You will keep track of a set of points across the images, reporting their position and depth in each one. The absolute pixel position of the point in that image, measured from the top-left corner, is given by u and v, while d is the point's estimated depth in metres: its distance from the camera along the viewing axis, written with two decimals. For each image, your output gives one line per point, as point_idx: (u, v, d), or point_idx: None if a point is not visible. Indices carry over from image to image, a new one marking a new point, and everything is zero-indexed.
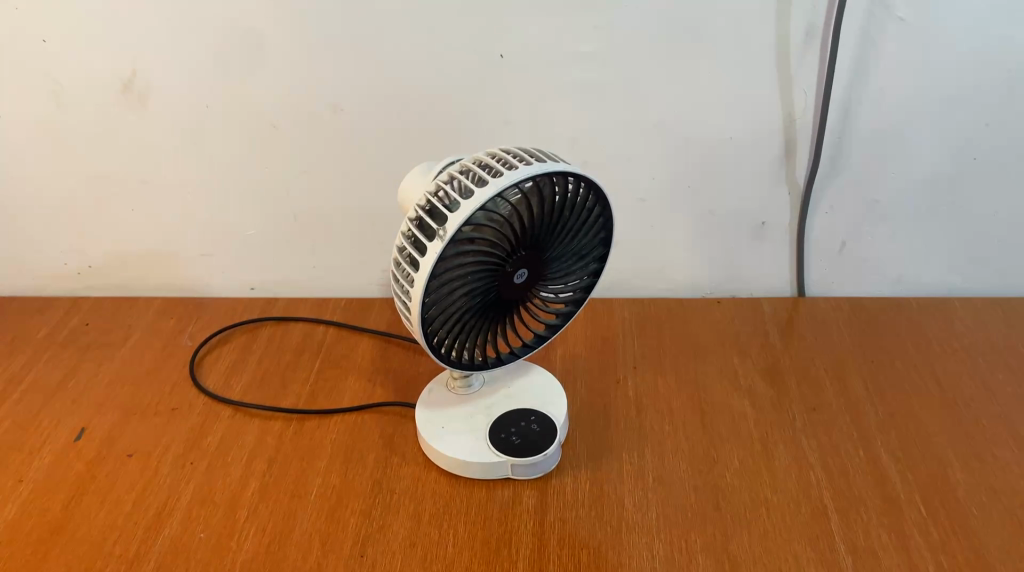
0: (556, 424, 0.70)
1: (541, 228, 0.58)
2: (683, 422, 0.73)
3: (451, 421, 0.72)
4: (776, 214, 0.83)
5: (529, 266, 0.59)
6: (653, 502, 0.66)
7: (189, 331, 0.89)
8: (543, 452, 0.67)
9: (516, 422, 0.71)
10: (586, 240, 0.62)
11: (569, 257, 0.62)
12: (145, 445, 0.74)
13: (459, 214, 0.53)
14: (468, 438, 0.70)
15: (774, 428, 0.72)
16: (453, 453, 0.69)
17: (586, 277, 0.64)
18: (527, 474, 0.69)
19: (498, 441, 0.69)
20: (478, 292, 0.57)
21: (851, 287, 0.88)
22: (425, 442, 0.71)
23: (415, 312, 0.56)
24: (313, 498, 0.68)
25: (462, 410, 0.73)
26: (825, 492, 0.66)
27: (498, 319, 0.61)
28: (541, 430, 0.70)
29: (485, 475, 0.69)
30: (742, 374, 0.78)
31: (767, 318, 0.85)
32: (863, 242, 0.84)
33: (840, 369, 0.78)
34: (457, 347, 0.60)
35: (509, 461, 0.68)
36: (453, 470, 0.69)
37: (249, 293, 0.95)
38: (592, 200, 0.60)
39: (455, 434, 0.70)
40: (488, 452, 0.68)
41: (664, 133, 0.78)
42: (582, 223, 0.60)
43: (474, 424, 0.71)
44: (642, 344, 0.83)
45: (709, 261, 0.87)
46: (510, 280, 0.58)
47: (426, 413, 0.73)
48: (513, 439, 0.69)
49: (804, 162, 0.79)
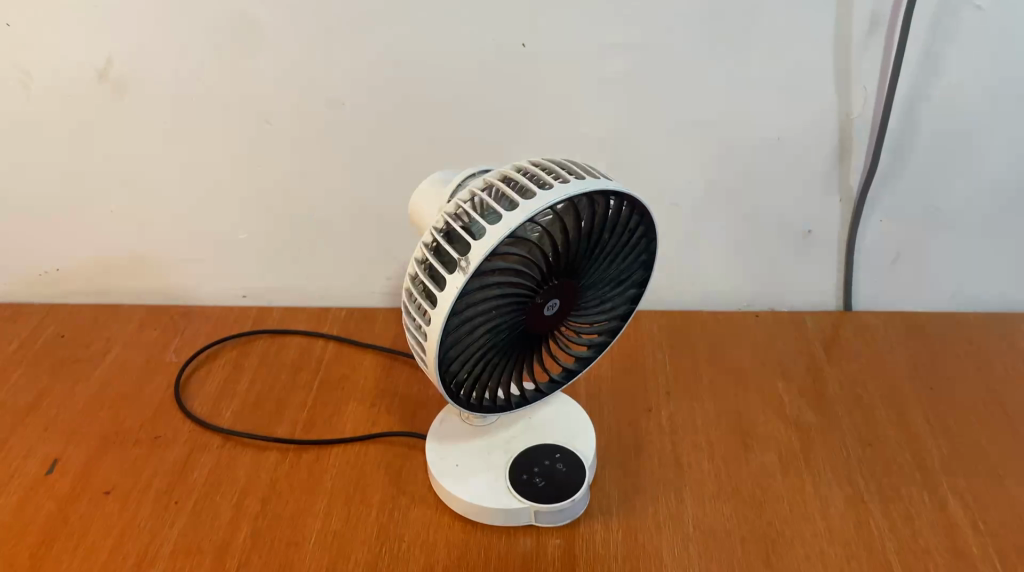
0: (584, 463, 0.63)
1: (577, 253, 0.49)
2: (724, 458, 0.66)
3: (466, 458, 0.64)
4: (825, 223, 0.75)
5: (561, 297, 0.51)
6: (695, 556, 0.59)
7: (174, 345, 0.81)
8: (572, 499, 0.60)
9: (540, 460, 0.63)
10: (626, 264, 0.53)
11: (606, 283, 0.54)
12: (124, 480, 0.67)
13: (485, 242, 0.45)
14: (487, 479, 0.62)
15: (827, 466, 0.65)
16: (470, 497, 0.61)
17: (624, 304, 0.56)
18: (553, 520, 0.61)
19: (521, 484, 0.61)
20: (504, 327, 0.49)
21: (902, 301, 0.80)
22: (437, 483, 0.63)
23: (432, 355, 0.47)
24: (313, 546, 0.61)
25: (478, 445, 0.65)
26: (889, 546, 0.59)
27: (525, 355, 0.53)
28: (567, 471, 0.62)
29: (505, 521, 0.61)
30: (788, 402, 0.71)
31: (811, 335, 0.78)
32: (920, 253, 0.76)
33: (896, 396, 0.70)
34: (479, 390, 0.52)
35: (534, 508, 0.60)
36: (468, 515, 0.62)
37: (240, 301, 0.87)
38: (636, 220, 0.51)
39: (472, 474, 0.63)
40: (510, 497, 0.61)
41: (704, 133, 0.70)
42: (623, 246, 0.52)
43: (493, 462, 0.63)
44: (675, 365, 0.75)
45: (748, 272, 0.79)
46: (539, 313, 0.50)
47: (438, 449, 0.65)
48: (536, 482, 0.61)
49: (859, 166, 0.71)
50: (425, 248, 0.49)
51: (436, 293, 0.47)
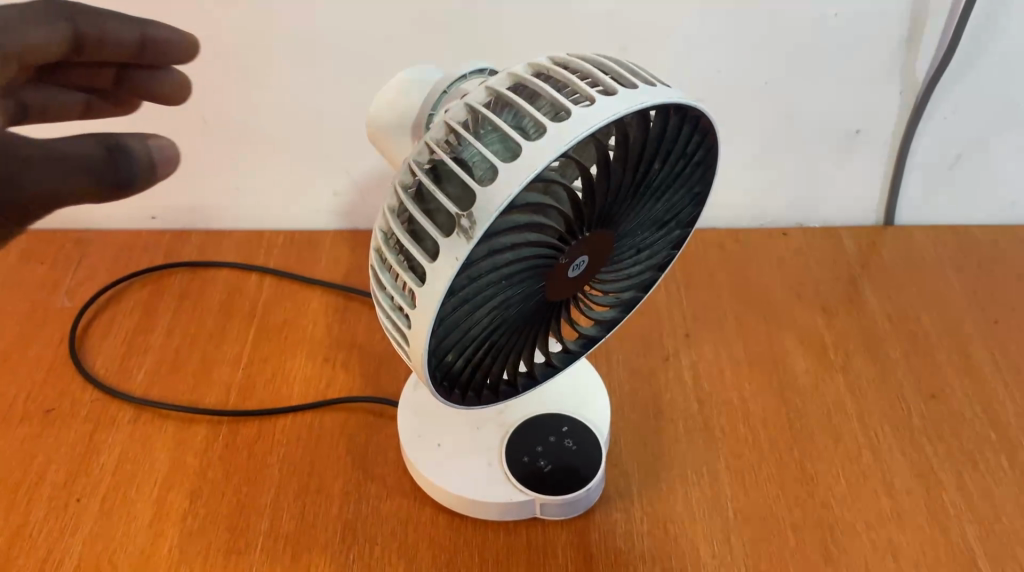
0: (599, 438, 0.50)
1: (615, 193, 0.35)
2: (762, 419, 0.54)
3: (449, 434, 0.51)
4: (878, 121, 0.61)
5: (591, 252, 0.36)
6: (739, 550, 0.48)
7: (68, 285, 0.65)
8: (587, 489, 0.48)
9: (544, 435, 0.50)
10: (672, 202, 0.39)
11: (645, 227, 0.39)
12: (9, 470, 0.52)
13: (496, 191, 0.30)
14: (477, 462, 0.49)
15: (886, 425, 0.54)
16: (456, 486, 0.48)
17: (662, 251, 0.42)
18: (561, 512, 0.49)
19: (521, 469, 0.49)
20: (514, 298, 0.35)
21: (954, 213, 0.67)
22: (415, 468, 0.50)
23: (418, 349, 0.33)
24: (261, 556, 0.48)
25: (464, 417, 0.52)
26: (969, 528, 0.49)
27: (539, 326, 0.39)
28: (579, 450, 0.50)
29: (502, 515, 0.49)
30: (831, 343, 0.59)
31: (850, 255, 0.65)
32: (984, 156, 0.63)
33: (957, 332, 0.59)
34: (478, 380, 0.39)
35: (539, 499, 0.48)
36: (456, 508, 0.49)
37: (150, 224, 0.70)
38: (696, 145, 0.37)
39: (458, 456, 0.50)
40: (508, 486, 0.48)
41: (743, 9, 0.54)
42: (674, 180, 0.38)
43: (484, 440, 0.50)
44: (692, 299, 0.62)
45: (775, 181, 0.65)
46: (561, 276, 0.36)
47: (412, 422, 0.52)
48: (542, 466, 0.49)
49: (930, 51, 0.56)
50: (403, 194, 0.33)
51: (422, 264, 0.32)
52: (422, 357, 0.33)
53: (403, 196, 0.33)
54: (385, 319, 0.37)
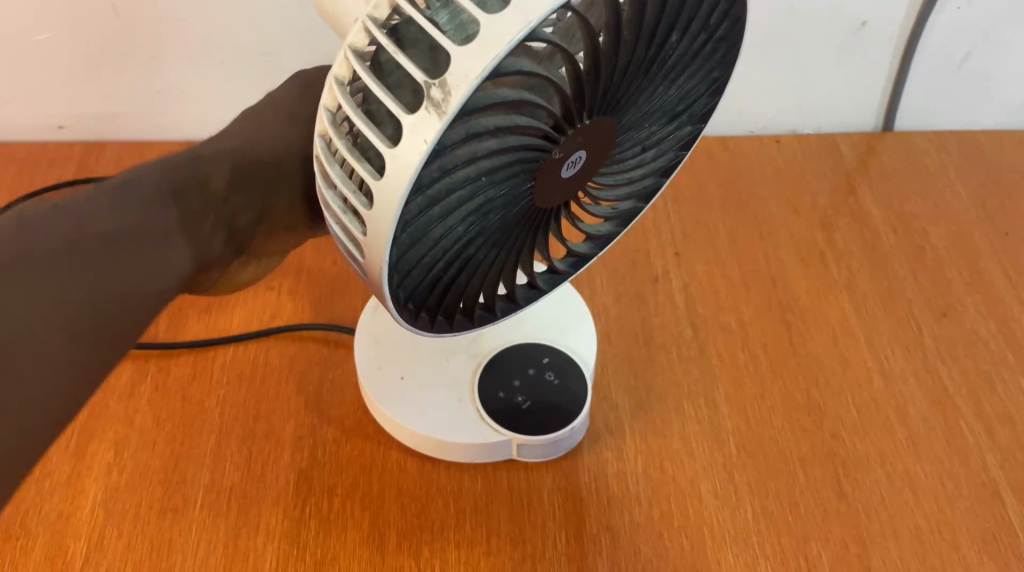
0: (584, 370, 0.44)
1: (624, 69, 0.28)
2: (762, 342, 0.49)
3: (413, 367, 0.44)
4: (886, 11, 0.54)
5: (590, 146, 0.30)
6: (744, 489, 0.43)
7: None
8: (571, 429, 0.42)
9: (523, 368, 0.44)
10: (686, 88, 0.32)
11: (653, 119, 0.33)
12: None
13: (479, 49, 0.22)
14: (446, 399, 0.43)
15: (896, 348, 0.49)
16: (422, 428, 0.42)
17: (668, 150, 0.36)
18: (542, 454, 0.44)
19: (496, 406, 0.43)
20: (496, 200, 0.28)
21: (957, 116, 0.62)
22: (374, 405, 0.44)
23: (374, 262, 0.26)
24: (202, 515, 0.41)
25: (432, 347, 0.45)
26: (990, 458, 0.45)
27: (523, 240, 0.32)
28: (562, 385, 0.44)
29: (476, 458, 0.43)
30: (832, 258, 0.54)
31: (847, 163, 0.60)
32: (998, 53, 0.57)
33: (967, 246, 0.54)
34: (450, 302, 0.32)
35: (517, 441, 0.42)
36: (422, 450, 0.43)
37: (57, 134, 0.60)
38: (721, 15, 0.30)
39: (424, 392, 0.43)
40: (482, 426, 0.42)
41: None
42: (692, 59, 0.31)
43: (453, 373, 0.44)
44: (680, 213, 0.56)
45: (770, 81, 0.59)
46: (554, 175, 0.29)
47: (370, 353, 0.45)
48: (519, 403, 0.43)
49: None
50: (355, 60, 0.26)
51: (380, 149, 0.24)
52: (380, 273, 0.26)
53: (353, 62, 0.26)
54: (333, 227, 0.30)
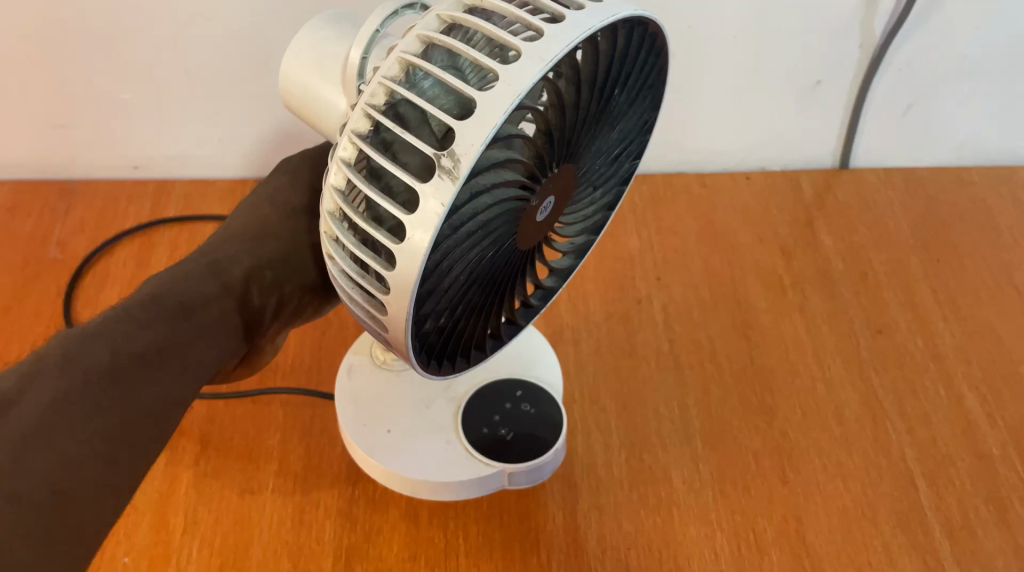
0: (552, 400, 0.51)
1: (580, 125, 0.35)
2: (726, 354, 0.60)
3: (399, 416, 0.50)
4: (838, 71, 0.64)
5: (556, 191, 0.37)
6: (707, 477, 0.53)
7: (56, 237, 0.66)
8: (552, 454, 0.49)
9: (498, 404, 0.51)
10: (626, 129, 0.40)
11: (604, 159, 0.40)
12: None
13: (478, 124, 0.27)
14: (436, 443, 0.49)
15: (838, 360, 0.59)
16: (420, 473, 0.47)
17: (615, 179, 0.43)
18: (527, 480, 0.50)
19: (483, 441, 0.49)
20: (489, 244, 0.34)
21: (904, 155, 0.72)
22: (368, 458, 0.49)
23: (398, 315, 0.31)
24: (274, 494, 0.52)
25: (416, 395, 0.51)
26: (908, 451, 0.55)
27: (504, 276, 0.39)
28: (536, 415, 0.51)
29: (468, 494, 0.49)
30: (788, 282, 0.64)
31: (807, 198, 0.70)
32: (935, 103, 0.67)
33: (903, 272, 0.64)
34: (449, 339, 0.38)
35: (507, 469, 0.48)
36: (419, 493, 0.49)
37: (131, 172, 0.71)
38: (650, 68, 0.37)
39: (414, 442, 0.49)
40: (473, 460, 0.48)
41: None
42: (629, 105, 0.38)
43: (438, 417, 0.50)
44: (662, 244, 0.67)
45: (742, 127, 0.69)
46: (531, 217, 0.36)
47: (355, 413, 0.50)
48: (503, 435, 0.49)
49: (892, 5, 0.60)
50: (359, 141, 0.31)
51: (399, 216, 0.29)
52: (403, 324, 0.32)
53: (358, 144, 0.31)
54: (349, 283, 0.35)
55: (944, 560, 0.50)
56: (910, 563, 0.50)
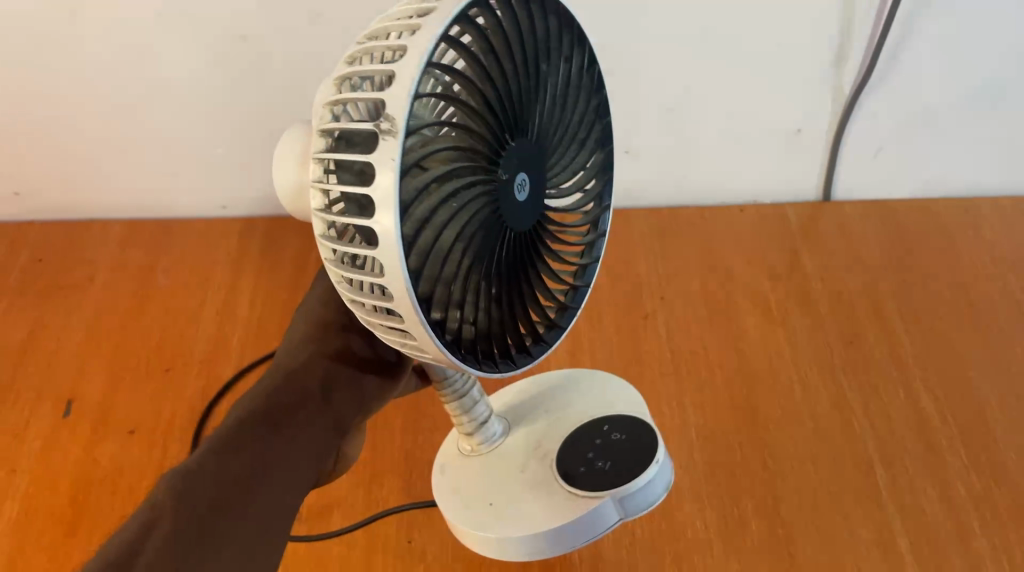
0: (640, 420, 0.47)
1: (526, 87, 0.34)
2: (719, 363, 0.71)
3: (485, 471, 0.48)
4: (814, 122, 0.76)
5: (531, 167, 0.35)
6: (700, 464, 0.65)
7: (163, 267, 0.80)
8: (659, 464, 0.43)
9: (585, 439, 0.47)
10: (573, 97, 0.39)
11: (565, 130, 0.39)
12: (144, 417, 0.68)
13: (398, 87, 0.28)
14: (540, 495, 0.45)
15: (813, 367, 0.71)
16: (534, 527, 0.43)
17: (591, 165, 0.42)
18: (645, 505, 0.44)
19: (582, 478, 0.45)
20: (478, 225, 0.33)
21: (878, 190, 0.83)
22: (476, 535, 0.45)
23: (404, 298, 0.29)
24: (348, 477, 0.65)
25: (504, 461, 0.48)
26: (870, 443, 0.66)
27: (515, 268, 0.37)
28: (629, 436, 0.46)
29: (589, 534, 0.44)
30: (773, 302, 0.76)
31: (793, 229, 0.82)
32: (901, 146, 0.78)
33: (873, 293, 0.76)
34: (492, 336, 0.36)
35: (615, 494, 0.43)
36: (540, 553, 0.44)
37: (220, 213, 0.84)
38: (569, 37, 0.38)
39: (517, 502, 0.45)
40: (578, 497, 0.44)
41: (703, 38, 0.69)
42: (566, 65, 0.38)
43: (534, 476, 0.47)
44: (667, 270, 0.79)
45: (735, 169, 0.81)
46: (517, 194, 0.34)
47: (448, 472, 0.50)
48: (603, 466, 0.45)
49: (855, 67, 0.71)
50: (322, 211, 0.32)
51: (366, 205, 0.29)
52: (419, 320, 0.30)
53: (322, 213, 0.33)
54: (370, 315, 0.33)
55: (895, 530, 0.61)
56: (866, 532, 0.61)
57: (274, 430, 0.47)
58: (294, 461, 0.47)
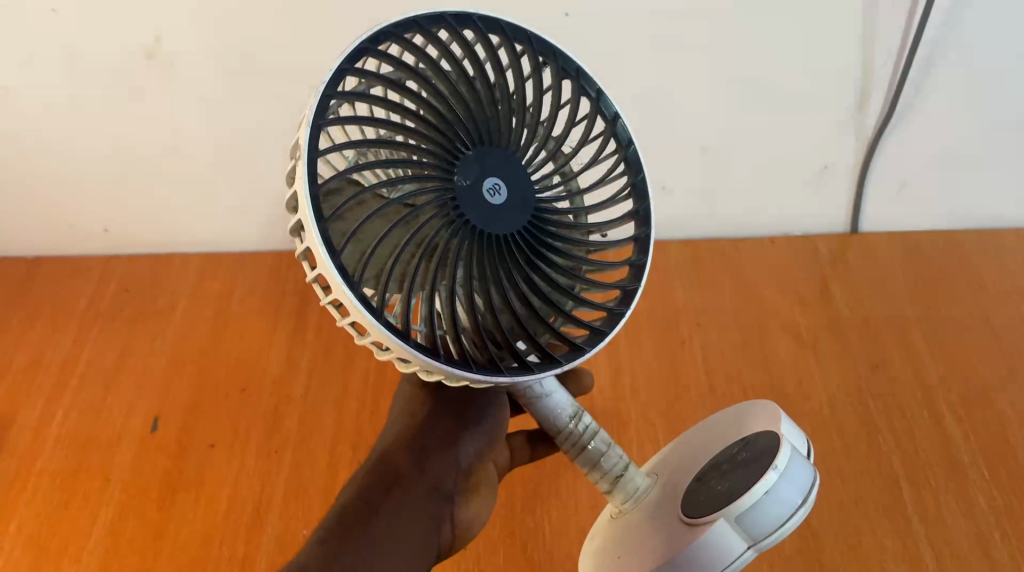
0: (766, 434, 0.44)
1: (463, 111, 0.39)
2: (751, 385, 0.76)
3: (619, 525, 0.49)
4: (840, 159, 0.81)
5: (495, 176, 0.39)
6: None
7: (236, 297, 0.88)
8: (769, 478, 0.41)
9: (713, 470, 0.45)
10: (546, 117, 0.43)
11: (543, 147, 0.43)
12: (223, 434, 0.75)
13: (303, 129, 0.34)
14: (663, 535, 0.44)
15: (841, 390, 0.75)
16: None
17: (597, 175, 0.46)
18: (771, 524, 0.41)
19: (700, 505, 0.43)
20: (437, 233, 0.37)
21: (904, 223, 0.88)
22: None
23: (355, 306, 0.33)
24: None
25: (642, 511, 0.49)
26: (895, 460, 0.70)
27: (511, 277, 0.40)
28: (750, 454, 0.44)
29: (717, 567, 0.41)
30: (803, 327, 0.81)
31: (822, 259, 0.87)
32: (924, 182, 0.83)
33: (899, 320, 0.80)
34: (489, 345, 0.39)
35: (722, 517, 0.40)
36: None
37: (288, 246, 0.92)
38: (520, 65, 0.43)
39: (637, 551, 0.45)
40: (692, 529, 0.42)
41: (734, 86, 0.75)
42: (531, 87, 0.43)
43: (660, 516, 0.46)
44: (702, 298, 0.84)
45: (765, 203, 0.86)
46: (477, 201, 0.38)
47: (597, 537, 0.51)
48: (720, 487, 0.43)
49: (877, 110, 0.76)
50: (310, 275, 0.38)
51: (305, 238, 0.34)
52: (371, 322, 0.33)
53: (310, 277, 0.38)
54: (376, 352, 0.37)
55: (921, 543, 0.64)
56: (893, 544, 0.64)
57: (379, 510, 0.49)
58: (402, 534, 0.48)
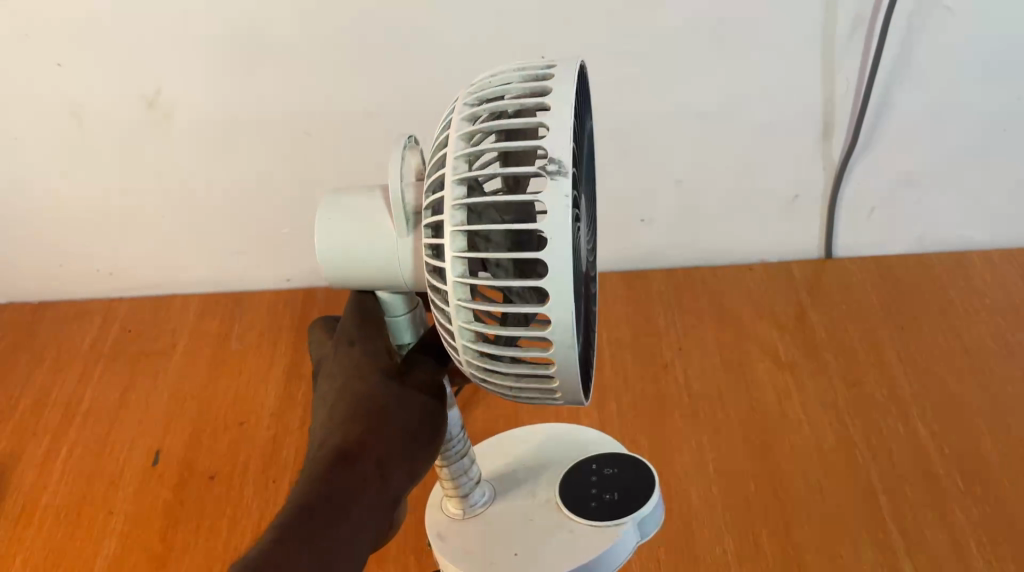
0: (618, 454, 0.57)
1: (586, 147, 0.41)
2: (732, 405, 0.79)
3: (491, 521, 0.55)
4: (810, 188, 0.85)
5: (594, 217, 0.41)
6: (717, 495, 0.71)
7: (235, 334, 0.91)
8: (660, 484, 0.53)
9: (587, 488, 0.54)
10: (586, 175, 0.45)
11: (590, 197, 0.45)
12: (222, 465, 0.77)
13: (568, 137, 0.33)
14: (554, 536, 0.52)
15: (820, 408, 0.78)
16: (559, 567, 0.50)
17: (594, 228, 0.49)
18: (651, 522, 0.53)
19: (584, 514, 0.52)
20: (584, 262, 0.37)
21: (875, 247, 0.91)
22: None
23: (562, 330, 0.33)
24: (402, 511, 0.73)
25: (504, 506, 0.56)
26: (872, 472, 0.72)
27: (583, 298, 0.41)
28: (617, 471, 0.55)
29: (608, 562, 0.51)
30: (781, 348, 0.84)
31: (798, 284, 0.90)
32: (891, 207, 0.87)
33: (874, 340, 0.83)
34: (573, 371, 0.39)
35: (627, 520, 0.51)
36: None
37: (285, 284, 0.96)
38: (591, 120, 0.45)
39: (538, 552, 0.51)
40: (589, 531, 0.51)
41: (705, 119, 0.79)
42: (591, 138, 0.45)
43: (540, 515, 0.54)
44: (684, 323, 0.87)
45: (740, 231, 0.90)
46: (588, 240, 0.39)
47: (465, 541, 0.54)
48: (602, 497, 0.53)
49: (841, 140, 0.81)
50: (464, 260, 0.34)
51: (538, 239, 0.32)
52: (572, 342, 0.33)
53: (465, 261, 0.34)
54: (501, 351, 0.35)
55: (899, 552, 0.66)
56: (872, 553, 0.66)
57: (350, 528, 0.41)
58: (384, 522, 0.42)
